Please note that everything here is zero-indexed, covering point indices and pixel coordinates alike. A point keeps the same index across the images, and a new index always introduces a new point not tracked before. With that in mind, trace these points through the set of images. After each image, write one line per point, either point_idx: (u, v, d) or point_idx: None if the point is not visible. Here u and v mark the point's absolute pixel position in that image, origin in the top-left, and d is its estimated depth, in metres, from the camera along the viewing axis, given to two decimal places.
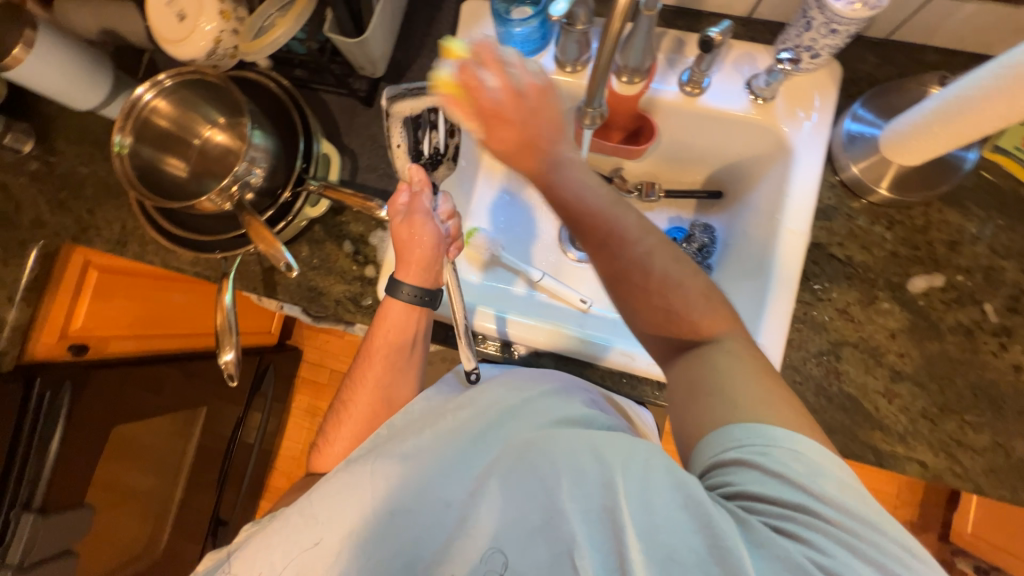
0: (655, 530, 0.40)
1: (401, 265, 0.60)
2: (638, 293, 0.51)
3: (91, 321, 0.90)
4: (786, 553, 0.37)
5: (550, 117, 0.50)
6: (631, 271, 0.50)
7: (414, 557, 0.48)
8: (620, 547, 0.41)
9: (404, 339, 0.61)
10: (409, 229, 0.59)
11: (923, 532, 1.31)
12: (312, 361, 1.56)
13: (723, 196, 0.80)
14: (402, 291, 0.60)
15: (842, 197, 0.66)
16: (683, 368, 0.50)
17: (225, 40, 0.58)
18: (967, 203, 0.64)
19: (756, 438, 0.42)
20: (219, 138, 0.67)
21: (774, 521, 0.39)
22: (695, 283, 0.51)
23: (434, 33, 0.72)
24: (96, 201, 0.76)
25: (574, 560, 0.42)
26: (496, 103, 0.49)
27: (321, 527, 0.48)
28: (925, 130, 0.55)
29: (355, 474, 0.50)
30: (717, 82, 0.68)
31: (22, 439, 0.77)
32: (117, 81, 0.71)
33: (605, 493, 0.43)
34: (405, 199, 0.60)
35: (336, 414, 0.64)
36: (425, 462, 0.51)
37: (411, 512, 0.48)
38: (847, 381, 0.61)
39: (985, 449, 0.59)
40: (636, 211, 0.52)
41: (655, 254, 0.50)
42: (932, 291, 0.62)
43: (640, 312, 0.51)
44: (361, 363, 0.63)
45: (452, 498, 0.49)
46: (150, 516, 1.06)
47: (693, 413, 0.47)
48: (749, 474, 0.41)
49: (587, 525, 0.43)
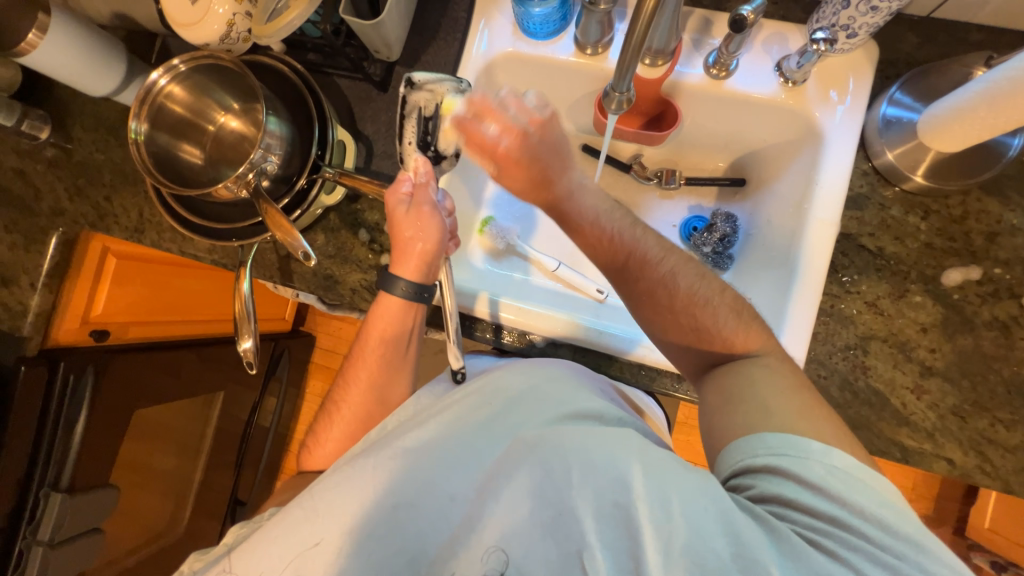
0: (672, 530, 0.40)
1: (401, 257, 0.60)
2: (669, 315, 0.56)
3: (110, 308, 0.91)
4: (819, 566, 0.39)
5: (555, 148, 0.54)
6: (658, 290, 0.56)
7: (417, 553, 0.46)
8: (636, 549, 0.41)
9: (400, 333, 0.62)
10: (413, 222, 0.58)
11: (938, 525, 1.30)
12: (326, 347, 1.58)
13: (746, 183, 0.77)
14: (398, 286, 0.59)
15: (874, 184, 0.63)
16: (718, 379, 0.53)
17: (239, 23, 0.55)
18: (1009, 192, 0.61)
19: (792, 448, 0.44)
20: (234, 124, 0.65)
21: (805, 532, 0.40)
22: (724, 300, 0.55)
23: (451, 14, 0.70)
24: (113, 188, 0.76)
25: (583, 560, 0.42)
26: (503, 149, 0.52)
27: (324, 522, 0.46)
28: (971, 113, 0.52)
29: (358, 468, 0.49)
30: (745, 63, 0.65)
31: (49, 422, 0.79)
32: (131, 66, 0.70)
33: (620, 491, 0.43)
34: (408, 189, 0.59)
35: (328, 413, 0.65)
36: (430, 455, 0.50)
37: (414, 506, 0.47)
38: (874, 376, 0.60)
39: (1017, 447, 0.57)
40: (654, 233, 0.58)
41: (678, 273, 0.55)
42: (967, 285, 0.60)
43: (669, 331, 0.57)
44: (352, 363, 0.64)
45: (456, 492, 0.48)
46: (172, 495, 1.10)
47: (725, 417, 0.50)
48: (778, 483, 0.43)
49: (599, 525, 0.42)
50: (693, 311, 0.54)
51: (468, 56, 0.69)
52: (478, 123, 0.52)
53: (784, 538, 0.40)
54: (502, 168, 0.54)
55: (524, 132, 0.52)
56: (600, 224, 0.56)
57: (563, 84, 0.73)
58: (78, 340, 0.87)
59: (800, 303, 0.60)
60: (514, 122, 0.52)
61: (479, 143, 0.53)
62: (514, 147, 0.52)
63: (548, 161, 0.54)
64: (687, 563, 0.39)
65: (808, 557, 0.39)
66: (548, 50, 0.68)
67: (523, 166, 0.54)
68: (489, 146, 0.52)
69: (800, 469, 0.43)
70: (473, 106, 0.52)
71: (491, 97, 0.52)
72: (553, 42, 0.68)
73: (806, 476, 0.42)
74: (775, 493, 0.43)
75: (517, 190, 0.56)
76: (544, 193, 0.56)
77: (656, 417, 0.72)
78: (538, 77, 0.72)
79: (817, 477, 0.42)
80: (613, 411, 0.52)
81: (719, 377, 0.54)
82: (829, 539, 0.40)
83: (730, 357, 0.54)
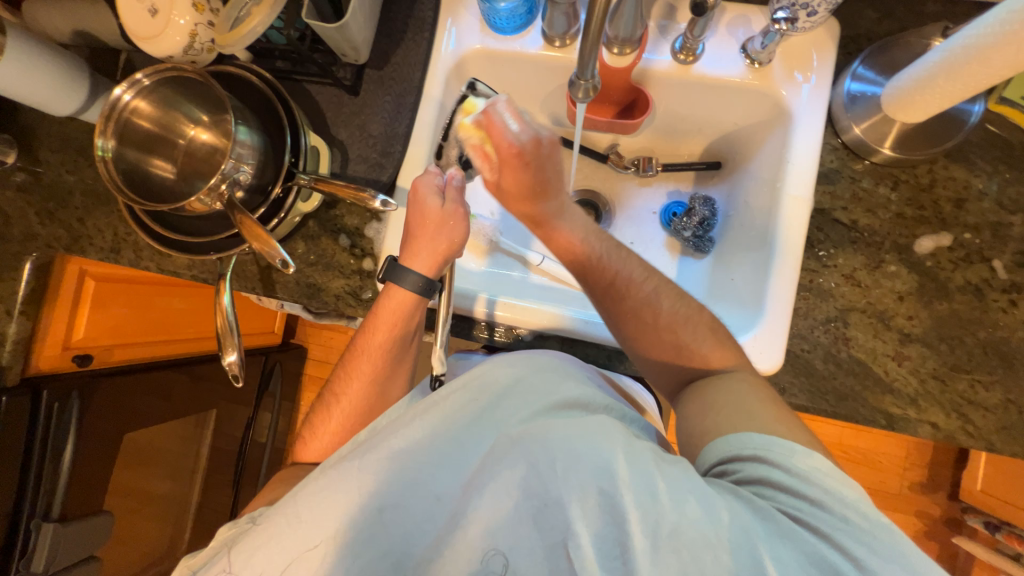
0: (659, 514, 0.41)
1: (421, 249, 0.60)
2: (650, 333, 0.58)
3: (92, 332, 0.90)
4: (808, 546, 0.39)
5: (553, 168, 0.57)
6: (642, 311, 0.58)
7: (403, 555, 0.46)
8: (623, 536, 0.41)
9: (407, 329, 0.62)
10: (444, 218, 0.59)
11: (932, 491, 1.32)
12: (318, 358, 1.57)
13: (722, 166, 0.78)
14: (408, 279, 0.59)
15: (844, 159, 0.65)
16: (701, 388, 0.55)
17: (200, 33, 0.58)
18: (974, 158, 0.62)
19: (776, 447, 0.45)
20: (204, 137, 0.64)
21: (790, 512, 0.41)
22: (702, 319, 0.58)
23: (417, 14, 0.70)
24: (85, 209, 0.75)
25: (570, 550, 0.42)
26: (516, 148, 0.55)
27: (311, 528, 0.45)
28: (928, 85, 0.54)
29: (343, 471, 0.48)
30: (711, 47, 0.66)
31: (36, 450, 0.78)
32: (94, 84, 0.69)
33: (606, 478, 0.43)
34: (440, 182, 0.61)
35: (325, 405, 0.65)
36: (413, 456, 0.49)
37: (400, 506, 0.47)
38: (855, 347, 0.61)
39: (996, 407, 0.58)
40: (637, 258, 0.61)
41: (660, 294, 0.59)
42: (940, 251, 0.61)
43: (653, 352, 0.59)
44: (351, 356, 0.64)
45: (442, 491, 0.48)
46: (169, 516, 1.08)
47: (710, 417, 0.52)
48: (764, 467, 0.45)
49: (587, 514, 0.42)
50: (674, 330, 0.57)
51: (437, 56, 0.69)
52: (498, 118, 0.55)
53: (769, 515, 0.41)
54: (501, 169, 0.57)
55: (535, 139, 0.55)
56: (589, 244, 0.61)
57: (534, 78, 0.73)
58: (61, 366, 0.85)
59: (780, 280, 0.61)
60: (532, 129, 0.55)
61: (495, 137, 0.55)
62: (524, 152, 0.55)
63: (550, 173, 0.57)
64: (675, 547, 0.40)
65: (794, 534, 0.40)
66: (516, 45, 0.69)
67: (520, 173, 0.56)
68: (504, 144, 0.55)
69: (781, 465, 0.44)
70: (497, 105, 0.56)
71: (518, 109, 0.56)
72: (520, 36, 0.68)
73: (788, 464, 0.44)
74: (760, 477, 0.44)
75: (510, 195, 0.59)
76: (538, 204, 0.59)
77: (651, 411, 0.72)
78: (509, 73, 0.73)
79: (797, 466, 0.44)
80: (600, 399, 0.53)
81: (696, 389, 0.55)
82: (813, 517, 0.41)
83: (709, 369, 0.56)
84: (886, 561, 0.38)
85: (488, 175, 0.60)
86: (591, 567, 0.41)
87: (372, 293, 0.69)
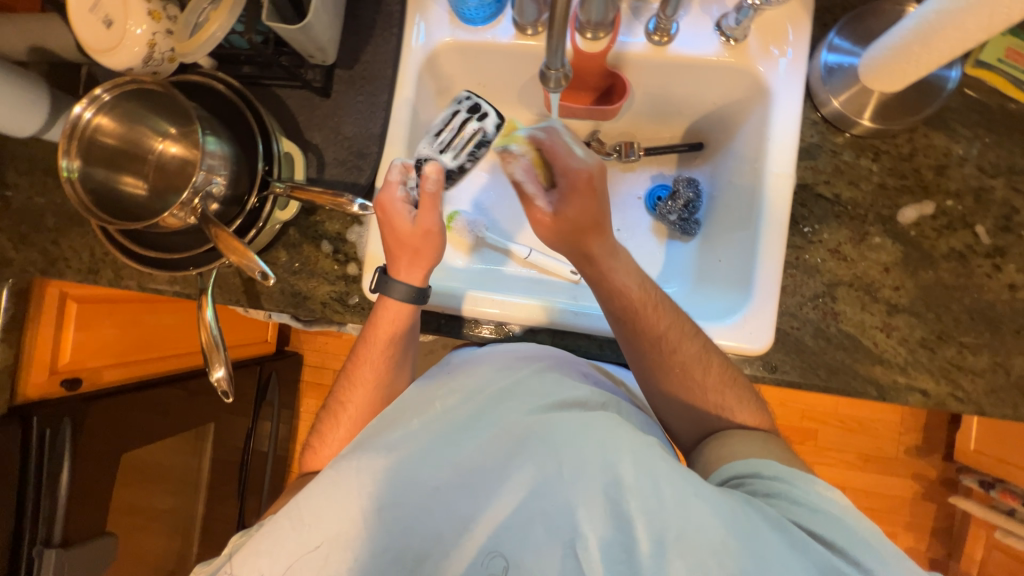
0: (665, 518, 0.40)
1: (409, 265, 0.60)
2: (666, 359, 0.57)
3: (79, 354, 0.88)
4: (819, 556, 0.39)
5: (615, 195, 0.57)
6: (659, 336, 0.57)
7: (400, 551, 0.43)
8: (629, 539, 0.40)
9: (406, 330, 0.62)
10: (404, 238, 0.59)
11: (928, 454, 1.35)
12: (314, 364, 1.55)
13: (704, 147, 0.77)
14: (396, 289, 0.60)
15: (824, 133, 0.64)
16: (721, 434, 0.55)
17: (160, 42, 0.56)
18: (954, 124, 0.62)
19: (798, 476, 0.46)
20: (174, 150, 0.62)
21: (803, 525, 0.41)
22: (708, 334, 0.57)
23: (384, 9, 0.68)
24: (59, 230, 0.73)
25: (577, 552, 0.41)
26: (586, 176, 0.56)
27: (313, 529, 0.43)
28: (904, 53, 0.53)
29: (341, 471, 0.45)
30: (685, 27, 0.65)
31: (31, 477, 0.77)
32: (55, 102, 0.67)
33: (611, 482, 0.42)
34: (399, 195, 0.59)
35: (332, 415, 0.64)
36: (412, 451, 0.46)
37: (399, 505, 0.44)
38: (845, 321, 0.61)
39: (985, 370, 0.59)
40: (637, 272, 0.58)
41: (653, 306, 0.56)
42: (923, 220, 0.61)
43: (663, 372, 0.58)
44: (354, 363, 0.64)
45: (441, 483, 0.45)
46: (178, 532, 1.07)
47: (727, 451, 0.52)
48: (781, 486, 0.45)
49: (594, 517, 0.42)
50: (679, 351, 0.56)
51: (408, 51, 0.67)
52: (565, 145, 0.56)
53: (782, 525, 0.41)
54: (564, 197, 0.57)
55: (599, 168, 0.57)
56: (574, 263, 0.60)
57: (509, 69, 0.72)
58: (49, 392, 0.85)
59: (767, 257, 0.61)
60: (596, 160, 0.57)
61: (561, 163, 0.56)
62: (592, 181, 0.56)
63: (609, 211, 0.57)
64: (683, 550, 0.39)
65: (806, 543, 0.40)
66: (487, 35, 0.67)
67: (585, 199, 0.56)
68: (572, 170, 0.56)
69: (799, 488, 0.45)
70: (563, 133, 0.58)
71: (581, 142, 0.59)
72: (492, 26, 0.67)
73: (796, 485, 0.45)
74: (777, 494, 0.45)
75: (564, 225, 0.58)
76: (594, 239, 0.57)
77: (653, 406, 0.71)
78: (483, 64, 0.71)
79: (804, 488, 0.45)
80: (597, 397, 0.52)
81: (713, 435, 0.56)
82: (824, 530, 0.41)
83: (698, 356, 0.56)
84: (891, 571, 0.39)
85: (542, 206, 0.59)
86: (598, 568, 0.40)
87: (359, 298, 0.68)
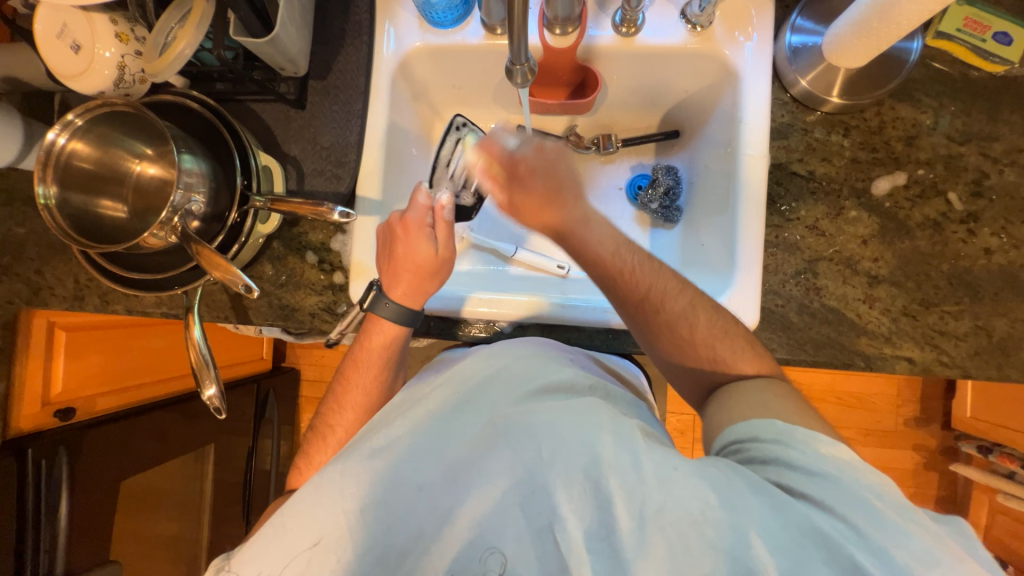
0: (645, 493, 0.40)
1: (408, 289, 0.60)
2: (652, 328, 0.57)
3: (70, 383, 0.88)
4: (806, 519, 0.38)
5: (561, 170, 0.57)
6: (644, 303, 0.56)
7: (386, 551, 0.43)
8: (609, 518, 0.40)
9: (398, 346, 0.63)
10: (418, 258, 0.58)
11: (927, 424, 1.36)
12: (312, 378, 1.55)
13: (680, 134, 0.77)
14: (385, 305, 0.60)
15: (796, 112, 0.65)
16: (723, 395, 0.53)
17: (130, 64, 0.58)
18: (919, 95, 0.63)
19: (798, 436, 0.44)
20: (152, 171, 0.62)
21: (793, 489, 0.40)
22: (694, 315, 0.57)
23: (353, 18, 0.69)
24: (42, 260, 0.73)
25: (558, 535, 0.41)
26: (523, 157, 0.57)
27: (301, 532, 0.44)
28: (865, 29, 0.54)
29: (327, 476, 0.45)
30: (651, 17, 0.65)
31: (28, 511, 0.77)
32: (28, 130, 0.67)
33: (591, 461, 0.42)
34: (429, 216, 0.58)
35: (320, 435, 0.63)
36: (396, 451, 0.47)
37: (382, 504, 0.44)
38: (827, 295, 0.62)
39: (967, 334, 0.60)
40: (615, 252, 0.58)
41: (639, 282, 0.56)
42: (896, 191, 0.62)
43: (655, 343, 0.58)
44: (343, 385, 0.63)
45: (425, 480, 0.45)
46: (183, 558, 1.05)
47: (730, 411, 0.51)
48: (779, 450, 0.44)
49: (575, 502, 0.41)
50: (667, 329, 0.56)
51: (379, 59, 0.68)
52: (497, 138, 0.58)
53: (769, 491, 0.40)
54: (513, 183, 0.57)
55: (538, 148, 0.57)
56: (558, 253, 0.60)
57: (481, 69, 0.72)
58: (43, 423, 0.84)
59: (747, 238, 0.62)
60: (536, 140, 0.58)
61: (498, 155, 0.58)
62: (531, 161, 0.57)
63: (565, 182, 0.57)
64: (663, 524, 0.39)
65: (793, 508, 0.39)
66: (457, 38, 0.68)
67: (530, 180, 0.57)
68: (508, 157, 0.57)
69: (797, 450, 0.43)
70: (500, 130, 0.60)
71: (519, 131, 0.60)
72: (461, 27, 0.67)
73: (792, 452, 0.43)
74: (775, 460, 0.43)
75: (524, 208, 0.57)
76: (555, 212, 0.56)
77: (646, 393, 0.72)
78: (456, 66, 0.72)
79: (802, 453, 0.43)
80: (585, 381, 0.52)
81: (721, 392, 0.54)
82: (814, 494, 0.40)
83: (687, 340, 0.56)
84: (887, 530, 0.37)
85: (499, 197, 0.59)
86: (580, 549, 0.40)
87: (347, 306, 0.68)
